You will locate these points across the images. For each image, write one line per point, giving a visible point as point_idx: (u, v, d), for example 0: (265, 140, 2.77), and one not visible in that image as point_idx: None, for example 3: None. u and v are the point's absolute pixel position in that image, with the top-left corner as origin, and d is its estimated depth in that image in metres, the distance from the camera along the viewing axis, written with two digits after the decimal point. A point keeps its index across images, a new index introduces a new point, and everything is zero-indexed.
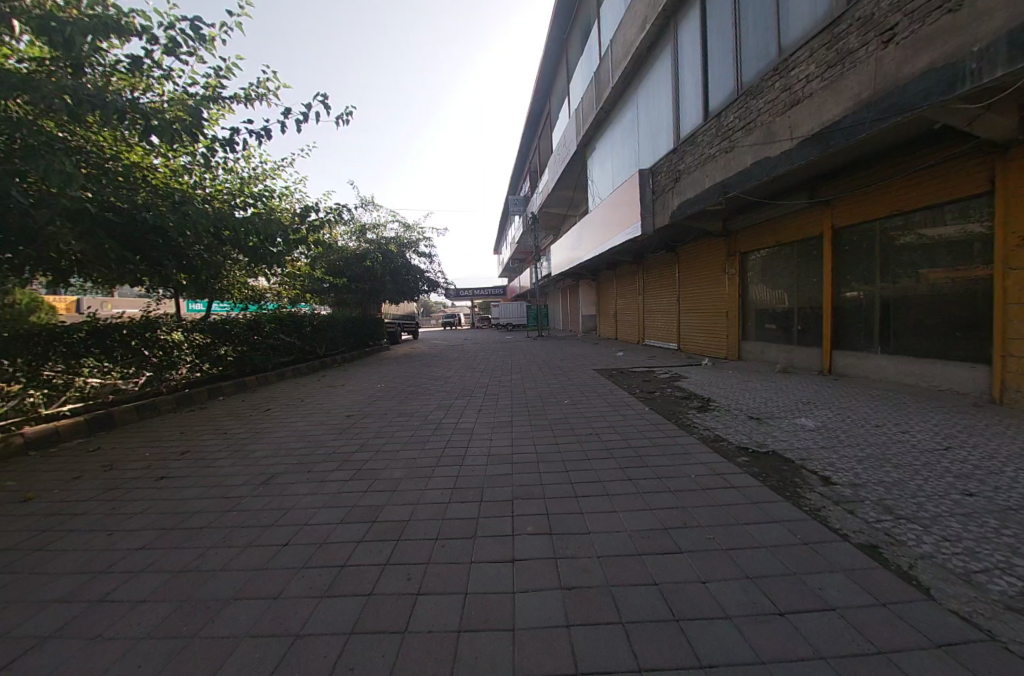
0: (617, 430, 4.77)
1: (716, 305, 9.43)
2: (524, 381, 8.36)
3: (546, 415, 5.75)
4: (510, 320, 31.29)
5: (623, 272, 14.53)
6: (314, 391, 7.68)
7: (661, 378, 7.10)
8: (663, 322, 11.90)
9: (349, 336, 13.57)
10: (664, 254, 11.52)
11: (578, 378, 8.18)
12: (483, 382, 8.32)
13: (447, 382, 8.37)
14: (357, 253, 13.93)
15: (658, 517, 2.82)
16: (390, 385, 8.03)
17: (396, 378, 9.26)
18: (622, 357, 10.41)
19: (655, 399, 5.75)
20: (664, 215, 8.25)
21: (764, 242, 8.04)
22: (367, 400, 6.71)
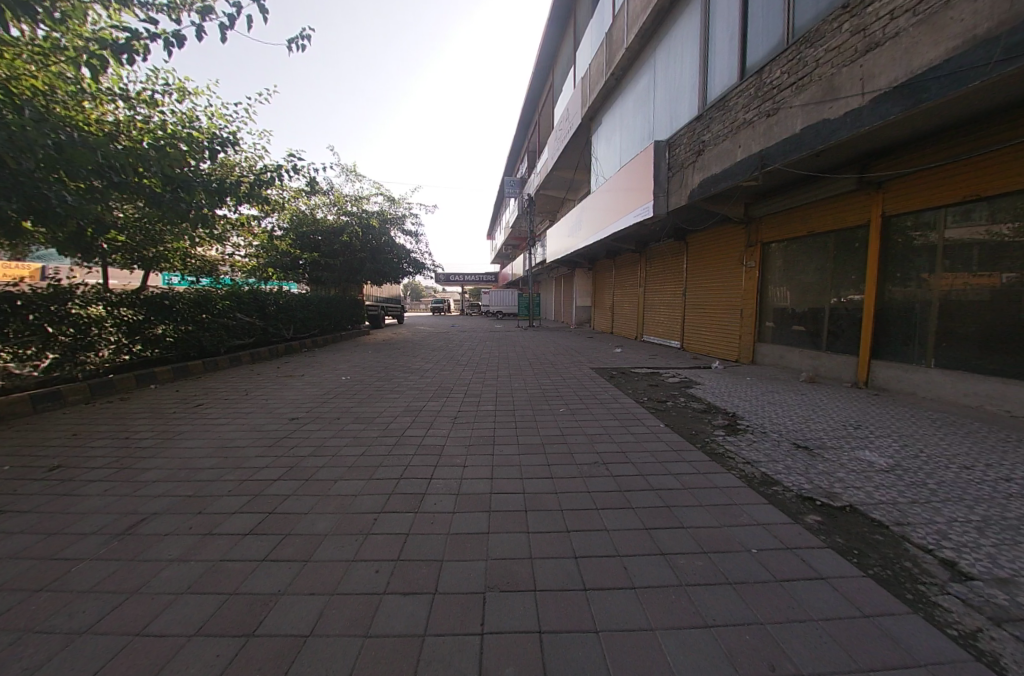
0: (623, 451, 3.77)
1: (730, 301, 8.50)
2: (512, 378, 7.35)
3: (534, 424, 4.71)
4: (501, 308, 30.13)
5: (624, 262, 13.51)
6: (266, 381, 6.58)
7: (669, 383, 6.12)
8: (665, 317, 10.97)
9: (321, 318, 12.34)
10: (672, 243, 10.53)
11: (572, 377, 7.22)
12: (465, 377, 7.30)
13: (423, 376, 7.33)
14: (334, 226, 12.60)
15: (727, 652, 1.57)
16: (357, 378, 6.97)
17: (368, 368, 8.19)
18: (622, 353, 9.49)
19: (665, 410, 4.72)
20: (681, 194, 7.22)
21: (792, 231, 7.09)
22: (325, 397, 5.65)
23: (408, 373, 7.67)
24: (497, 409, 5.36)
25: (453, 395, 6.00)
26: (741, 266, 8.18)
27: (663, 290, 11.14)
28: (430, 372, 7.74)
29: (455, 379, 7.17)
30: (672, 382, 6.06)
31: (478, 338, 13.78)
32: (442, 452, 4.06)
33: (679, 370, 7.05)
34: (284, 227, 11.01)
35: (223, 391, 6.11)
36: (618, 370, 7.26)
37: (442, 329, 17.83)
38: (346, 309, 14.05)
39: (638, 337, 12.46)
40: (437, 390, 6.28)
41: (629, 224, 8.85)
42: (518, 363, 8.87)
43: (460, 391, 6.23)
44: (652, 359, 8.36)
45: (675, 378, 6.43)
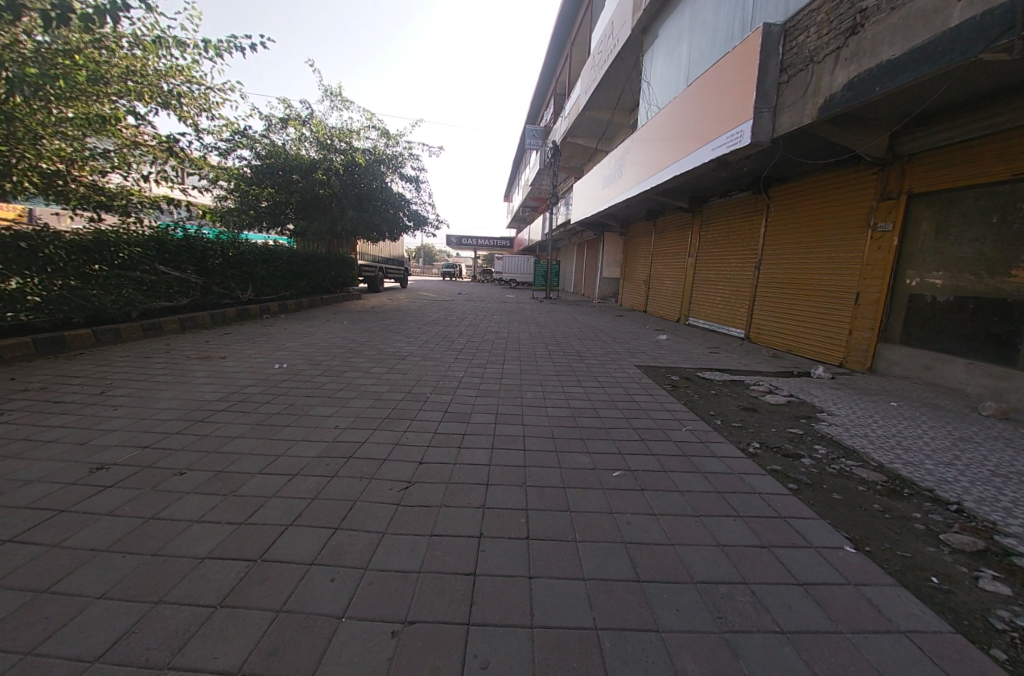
0: (667, 494, 2.48)
1: (843, 284, 5.49)
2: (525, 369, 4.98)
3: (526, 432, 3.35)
4: (515, 275, 27.60)
5: (668, 223, 10.28)
6: (161, 365, 4.45)
7: (774, 404, 3.73)
8: (722, 295, 8.06)
9: (293, 277, 10.07)
10: (744, 197, 7.41)
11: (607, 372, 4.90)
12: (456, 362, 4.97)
13: (393, 358, 5.00)
14: (308, 161, 10.03)
15: None
16: (295, 362, 4.72)
17: (327, 344, 5.95)
18: (668, 341, 7.14)
19: (743, 428, 3.20)
20: (802, 104, 4.44)
21: (937, 177, 4.46)
22: (212, 398, 3.41)
23: (377, 353, 5.35)
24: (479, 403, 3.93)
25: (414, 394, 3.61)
26: (866, 231, 5.24)
27: (721, 259, 8.13)
28: (410, 353, 5.42)
29: (437, 363, 4.83)
30: (778, 405, 3.67)
31: (481, 309, 11.54)
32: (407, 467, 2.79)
33: (766, 379, 4.62)
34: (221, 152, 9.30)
35: (79, 377, 4.05)
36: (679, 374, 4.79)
37: (446, 297, 15.63)
38: (329, 266, 11.75)
39: (679, 320, 9.63)
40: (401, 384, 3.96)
41: (694, 167, 6.11)
42: (533, 345, 6.53)
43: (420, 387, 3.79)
44: (719, 355, 5.98)
45: (755, 387, 4.29)
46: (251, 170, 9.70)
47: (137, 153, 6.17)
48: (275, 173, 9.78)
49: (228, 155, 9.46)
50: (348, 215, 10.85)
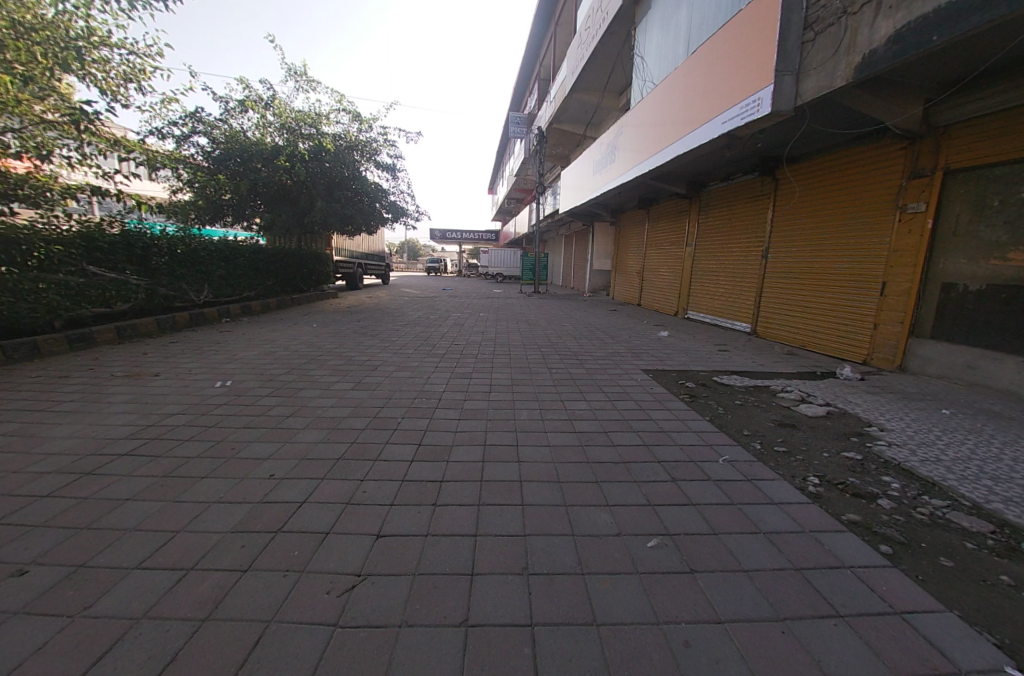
0: (730, 531, 1.77)
1: (865, 270, 4.87)
2: (515, 373, 4.20)
3: (519, 442, 2.58)
4: (502, 268, 26.83)
5: (660, 211, 9.56)
6: (71, 384, 3.63)
7: (816, 422, 3.08)
8: (723, 288, 7.40)
9: (258, 276, 8.77)
10: (748, 181, 6.75)
11: (606, 376, 4.17)
12: (434, 371, 4.20)
13: (356, 369, 4.22)
14: (268, 146, 8.84)
15: None
16: (239, 378, 3.90)
17: (286, 351, 5.13)
18: (670, 336, 6.53)
19: (790, 456, 2.52)
20: (833, 64, 3.76)
21: (988, 149, 3.75)
22: (107, 434, 2.63)
23: (341, 361, 4.56)
24: (460, 409, 3.14)
25: (371, 421, 2.86)
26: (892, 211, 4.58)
27: (721, 249, 7.46)
28: (381, 359, 4.63)
29: (409, 374, 4.05)
30: (821, 424, 3.02)
31: (466, 305, 10.77)
32: (370, 491, 2.00)
33: (793, 383, 3.99)
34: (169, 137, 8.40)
35: None
36: (693, 380, 4.11)
37: (430, 293, 14.80)
38: (298, 263, 10.48)
39: (675, 314, 8.95)
40: (360, 404, 3.19)
41: (699, 144, 5.34)
42: (524, 343, 5.77)
43: (383, 412, 3.02)
44: (730, 353, 5.38)
45: (785, 394, 3.61)
46: (204, 156, 8.68)
47: (61, 137, 4.73)
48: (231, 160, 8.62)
49: (186, 138, 8.53)
50: (315, 206, 9.60)
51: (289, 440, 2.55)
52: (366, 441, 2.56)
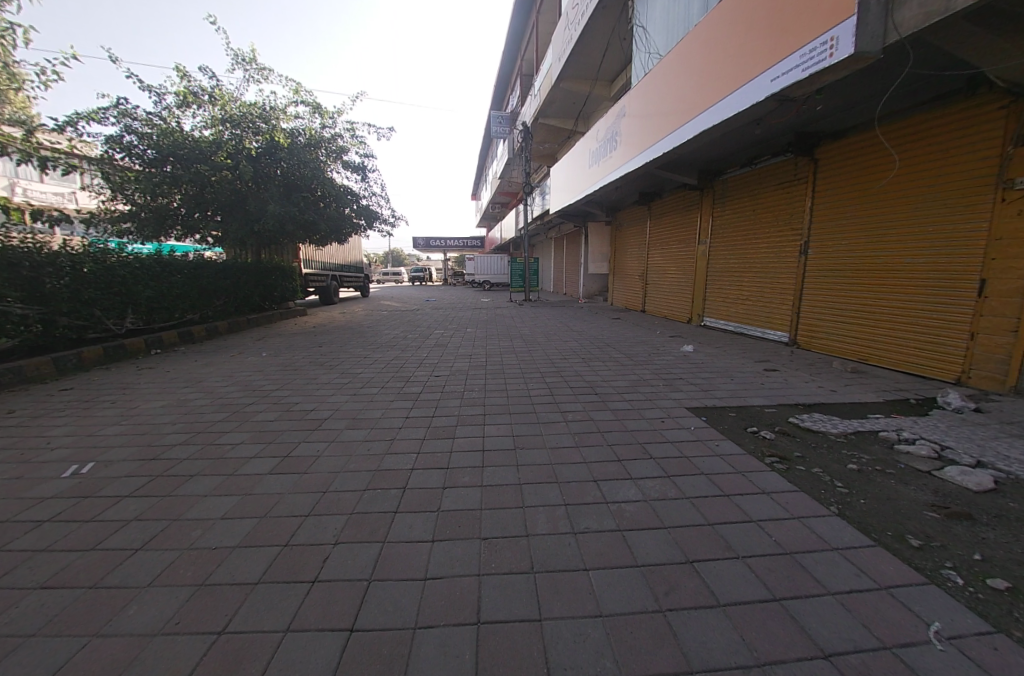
0: None
1: (956, 262, 3.78)
2: (516, 424, 2.94)
3: (545, 610, 1.31)
4: (489, 276, 25.68)
5: (664, 208, 8.52)
6: None
7: (1005, 512, 1.90)
8: (749, 290, 6.33)
9: (203, 295, 7.08)
10: (776, 165, 5.72)
11: (645, 420, 2.96)
12: (399, 424, 2.95)
13: (284, 426, 2.93)
14: (207, 140, 7.40)
15: None
16: (108, 453, 2.60)
17: (206, 394, 3.80)
18: (696, 349, 5.42)
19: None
20: None
21: None
22: None
23: (270, 412, 3.25)
24: (437, 512, 1.87)
25: (273, 555, 1.58)
26: (994, 184, 3.49)
27: (745, 246, 6.41)
28: (330, 406, 3.34)
29: (361, 434, 2.77)
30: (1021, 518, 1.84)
31: (450, 319, 9.57)
32: None
33: (904, 427, 2.84)
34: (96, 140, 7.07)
35: None
36: (765, 424, 2.93)
37: (412, 306, 13.52)
38: (257, 279, 8.81)
39: (688, 322, 7.85)
40: (267, 509, 1.91)
41: (742, 109, 4.16)
42: (524, 367, 4.54)
43: (300, 535, 1.72)
44: (783, 374, 4.26)
45: (914, 454, 2.49)
46: (142, 164, 7.31)
47: None
48: (164, 157, 7.23)
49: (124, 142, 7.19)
50: (268, 207, 7.87)
51: (81, 636, 1.24)
52: (243, 628, 1.26)
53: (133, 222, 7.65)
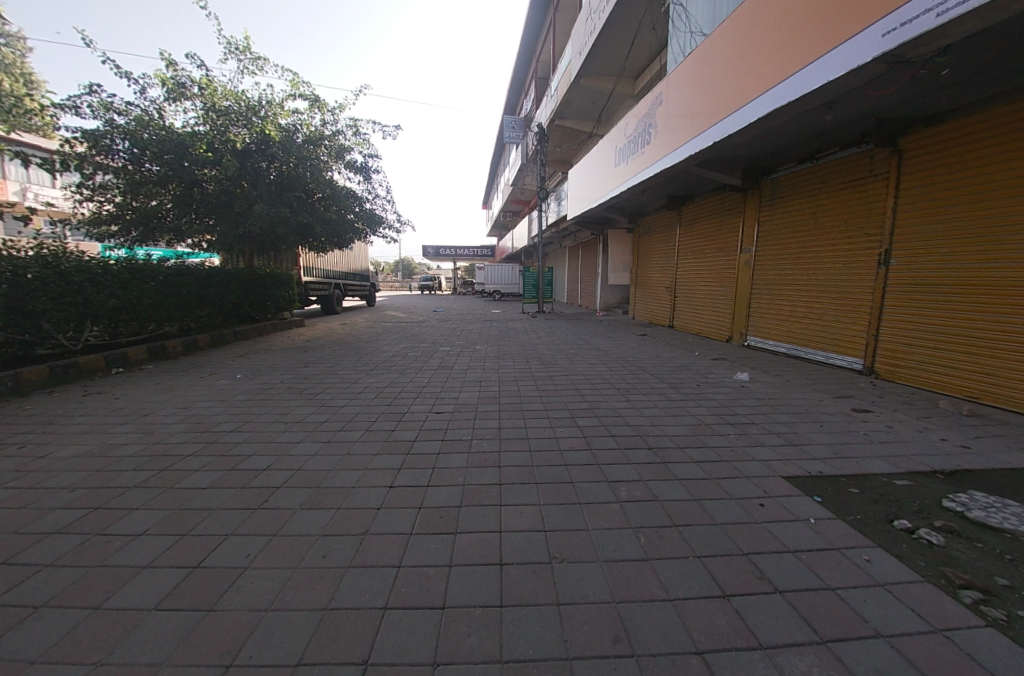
0: None
1: None
2: (545, 506, 1.98)
3: None
4: (499, 285, 24.92)
5: (698, 212, 7.57)
6: None
7: None
8: (808, 306, 5.35)
9: (182, 305, 6.35)
10: (846, 158, 4.77)
11: (736, 503, 2.00)
12: (372, 503, 2.01)
13: (209, 501, 2.05)
14: (189, 131, 6.67)
15: None
16: None
17: (141, 436, 2.96)
18: (751, 377, 4.48)
19: None
20: None
21: None
22: None
23: (206, 470, 2.39)
24: None
25: None
26: None
27: (802, 254, 5.44)
28: (287, 463, 2.45)
29: (314, 522, 1.86)
30: None
31: (458, 331, 8.72)
32: None
33: None
34: (77, 136, 6.30)
35: None
36: (916, 513, 1.97)
37: (418, 316, 12.76)
38: (247, 287, 8.02)
39: (727, 340, 6.85)
40: None
41: (828, 79, 3.22)
42: (546, 401, 3.62)
43: None
44: (881, 418, 3.29)
45: None
46: (128, 166, 6.60)
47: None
48: (143, 151, 6.51)
49: (114, 146, 6.45)
50: (256, 207, 6.96)
51: None
52: None
53: (116, 224, 7.02)
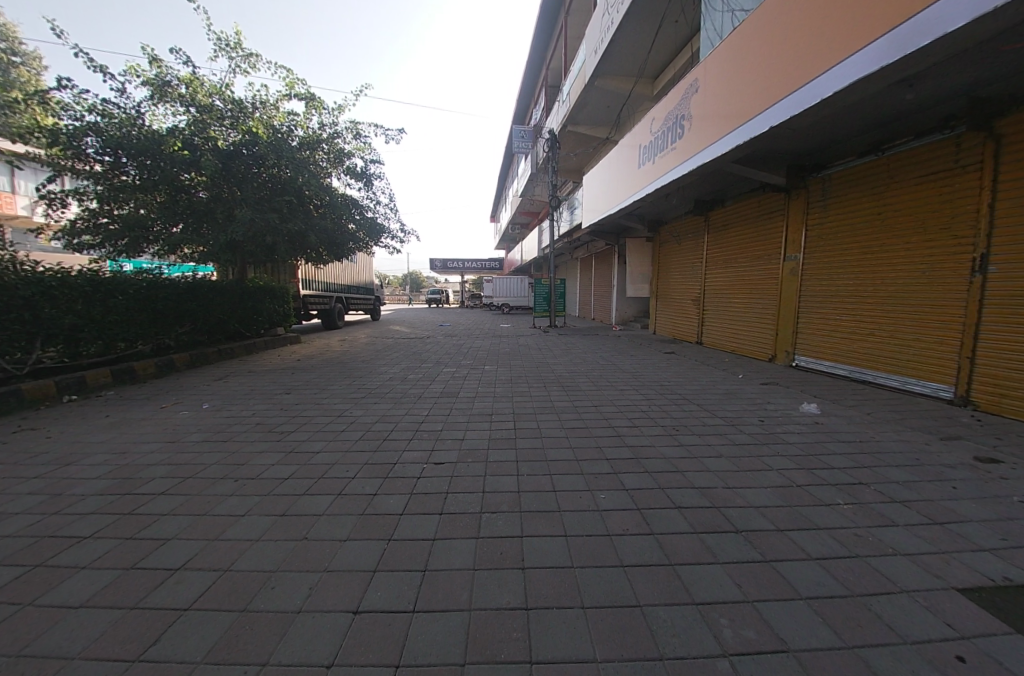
0: None
1: None
2: (607, 665, 1.11)
3: None
4: (507, 299, 24.31)
5: (732, 216, 6.80)
6: None
7: None
8: (873, 321, 4.45)
9: (157, 321, 5.73)
10: (923, 148, 3.94)
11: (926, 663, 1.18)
12: (320, 655, 1.15)
13: (60, 637, 1.28)
14: (168, 130, 6.13)
15: None
16: None
17: (42, 498, 2.24)
18: (821, 408, 3.64)
19: None
20: None
21: None
22: None
23: (92, 568, 1.63)
24: None
25: None
26: None
27: (863, 259, 4.57)
28: (212, 557, 1.68)
29: None
30: None
31: (464, 349, 7.98)
32: None
33: None
34: (53, 139, 5.82)
35: None
36: None
37: (423, 331, 12.04)
38: (236, 301, 7.38)
39: (769, 359, 5.99)
40: None
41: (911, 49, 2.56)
42: (574, 447, 2.81)
43: None
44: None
45: None
46: (106, 172, 6.18)
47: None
48: (121, 154, 6.00)
49: (89, 151, 6.05)
50: (243, 212, 6.37)
51: None
52: None
53: (96, 233, 6.50)
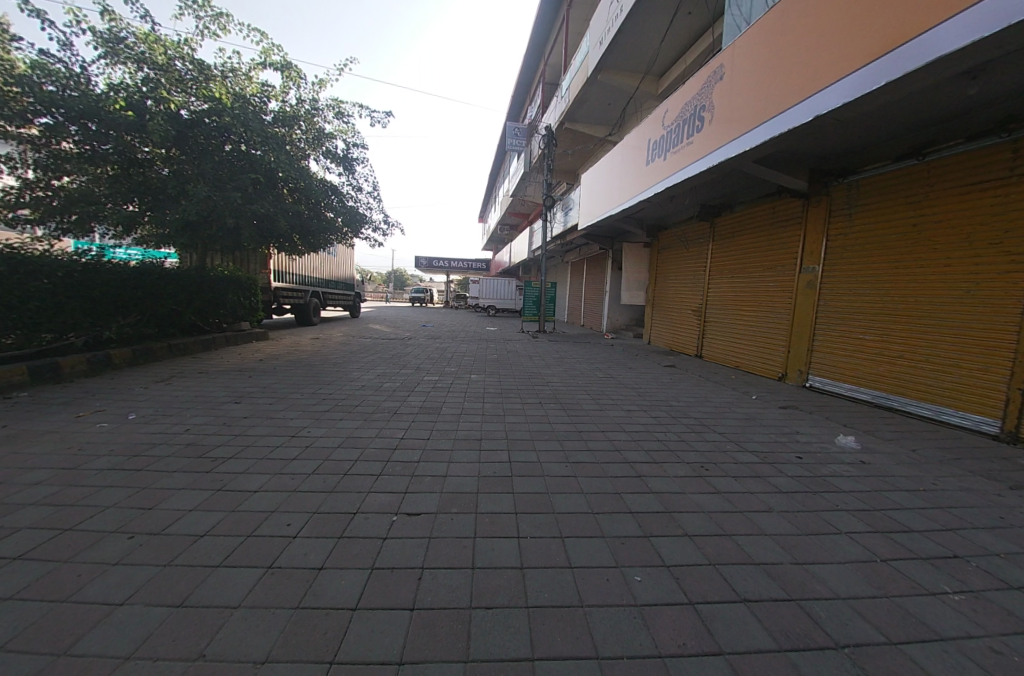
0: None
1: None
2: None
3: None
4: (494, 301, 23.68)
5: (743, 223, 6.36)
6: None
7: None
8: (906, 342, 3.97)
9: (95, 311, 4.94)
10: (970, 153, 3.49)
11: None
12: None
13: None
14: (112, 87, 5.30)
15: None
16: None
17: None
18: (860, 442, 3.16)
19: None
20: None
21: None
22: None
23: None
24: None
25: None
26: None
27: (894, 273, 4.10)
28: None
29: None
30: None
31: (448, 354, 7.33)
32: None
33: None
34: None
35: None
36: None
37: (404, 332, 11.30)
38: (194, 292, 6.55)
39: (780, 378, 5.56)
40: None
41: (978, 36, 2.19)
42: (587, 493, 2.22)
43: None
44: None
45: None
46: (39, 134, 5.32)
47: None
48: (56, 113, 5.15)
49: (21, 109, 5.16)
50: (200, 188, 5.58)
51: None
52: None
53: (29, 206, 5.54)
